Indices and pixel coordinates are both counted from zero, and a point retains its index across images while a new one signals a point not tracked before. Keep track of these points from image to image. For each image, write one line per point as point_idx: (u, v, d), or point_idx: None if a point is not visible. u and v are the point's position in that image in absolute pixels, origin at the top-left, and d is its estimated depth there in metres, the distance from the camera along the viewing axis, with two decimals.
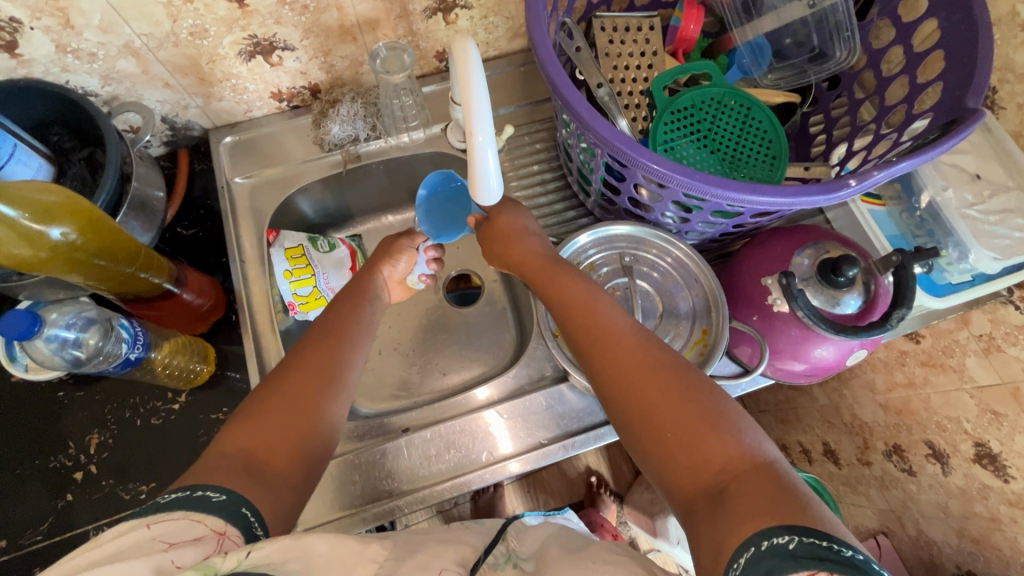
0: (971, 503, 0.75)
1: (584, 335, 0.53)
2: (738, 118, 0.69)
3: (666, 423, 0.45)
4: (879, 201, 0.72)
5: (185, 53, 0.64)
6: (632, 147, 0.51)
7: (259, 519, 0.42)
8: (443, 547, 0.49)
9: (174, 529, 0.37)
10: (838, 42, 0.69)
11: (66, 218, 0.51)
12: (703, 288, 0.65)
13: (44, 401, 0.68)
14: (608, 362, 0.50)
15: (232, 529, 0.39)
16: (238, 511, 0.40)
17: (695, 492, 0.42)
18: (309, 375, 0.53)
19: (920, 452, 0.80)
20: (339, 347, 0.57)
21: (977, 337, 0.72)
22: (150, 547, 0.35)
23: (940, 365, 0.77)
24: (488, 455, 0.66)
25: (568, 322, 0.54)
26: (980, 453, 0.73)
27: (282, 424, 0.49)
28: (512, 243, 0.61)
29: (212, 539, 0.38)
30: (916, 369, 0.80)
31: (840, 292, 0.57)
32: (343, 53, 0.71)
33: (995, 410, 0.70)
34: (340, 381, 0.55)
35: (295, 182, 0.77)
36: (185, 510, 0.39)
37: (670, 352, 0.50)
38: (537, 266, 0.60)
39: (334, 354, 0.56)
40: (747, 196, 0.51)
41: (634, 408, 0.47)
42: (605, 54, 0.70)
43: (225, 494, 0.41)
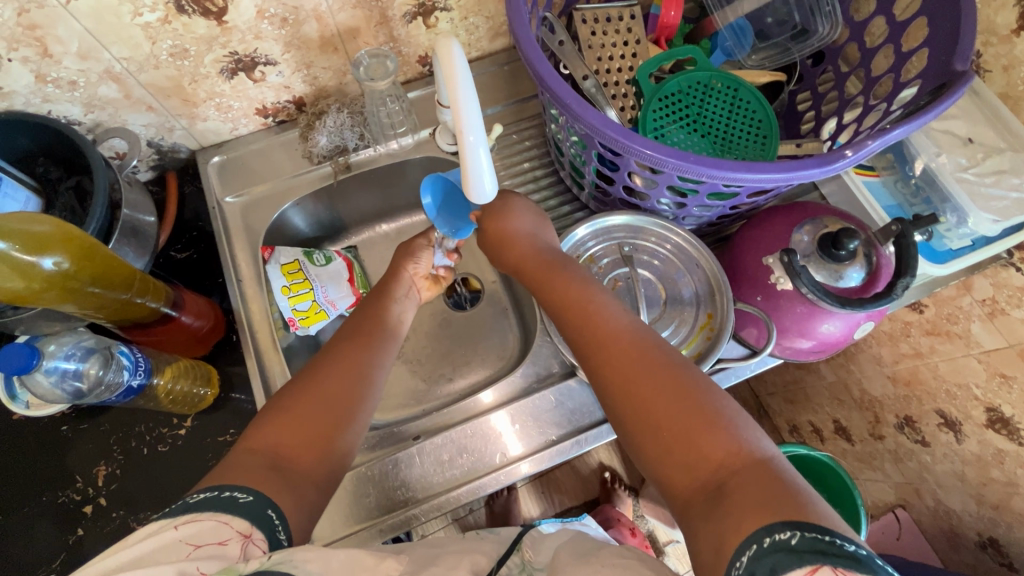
0: (987, 469, 0.75)
1: (580, 335, 0.53)
2: (726, 100, 0.69)
3: (662, 419, 0.44)
4: (873, 172, 0.71)
5: (167, 75, 0.63)
6: (624, 135, 0.51)
7: (284, 523, 0.41)
8: (460, 559, 0.48)
9: (200, 531, 0.37)
10: (819, 17, 0.70)
11: (60, 248, 0.50)
12: (705, 272, 0.63)
13: (48, 436, 0.67)
14: (604, 361, 0.50)
15: (258, 533, 0.38)
16: (263, 514, 0.40)
17: (692, 490, 0.41)
18: (330, 403, 0.51)
19: (932, 422, 0.81)
20: (358, 369, 0.55)
21: (980, 302, 0.71)
22: (176, 550, 0.35)
23: (945, 333, 0.77)
24: (501, 456, 0.65)
25: (565, 320, 0.55)
26: (992, 417, 0.73)
27: (304, 424, 0.48)
28: (512, 242, 0.61)
29: (238, 543, 0.37)
30: (922, 338, 0.80)
31: (843, 266, 0.57)
32: (326, 64, 0.70)
33: (1003, 373, 0.70)
34: (359, 407, 0.52)
35: (286, 198, 0.76)
36: (212, 510, 0.38)
37: (668, 349, 0.49)
38: (531, 267, 0.60)
39: (354, 377, 0.54)
40: (742, 175, 0.51)
41: (630, 404, 0.46)
42: (589, 46, 0.70)
43: (252, 495, 0.40)
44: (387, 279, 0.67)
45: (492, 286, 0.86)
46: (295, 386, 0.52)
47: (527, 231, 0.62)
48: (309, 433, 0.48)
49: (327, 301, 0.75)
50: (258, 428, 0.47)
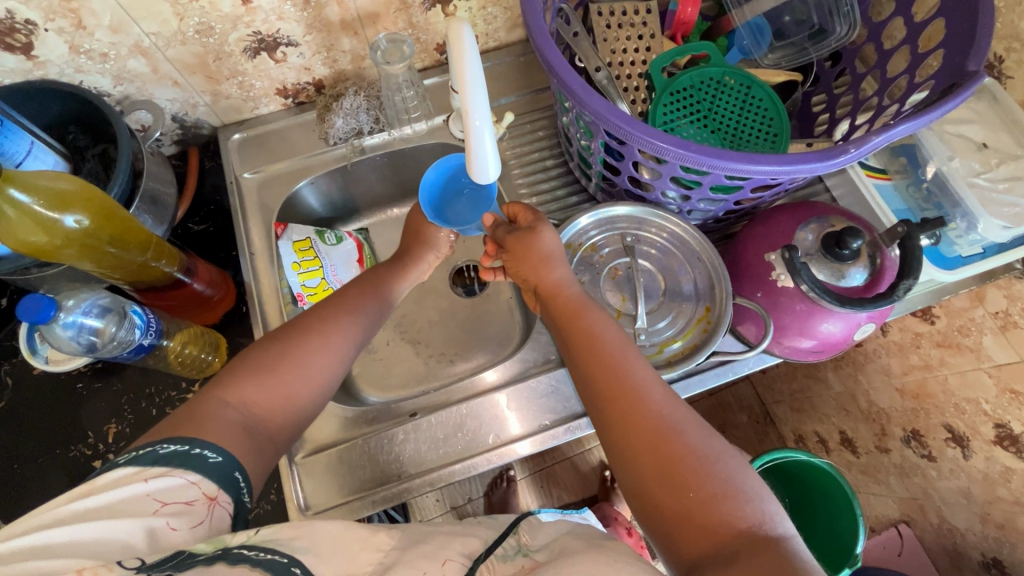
0: (993, 487, 0.75)
1: (593, 369, 0.51)
2: (738, 97, 0.69)
3: (686, 481, 0.43)
4: (885, 175, 0.69)
5: (193, 51, 0.66)
6: (627, 122, 0.52)
7: (248, 485, 0.44)
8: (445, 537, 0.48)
9: (169, 488, 0.39)
10: (838, 18, 0.70)
11: (80, 207, 0.53)
12: (705, 266, 0.62)
13: (65, 392, 0.70)
14: (617, 399, 0.48)
15: (222, 495, 0.41)
16: (230, 476, 0.42)
17: (703, 551, 0.41)
18: (304, 375, 0.52)
19: (939, 437, 0.81)
20: (336, 338, 0.55)
21: (993, 315, 0.72)
22: (144, 503, 0.38)
23: (955, 346, 0.77)
24: (495, 437, 0.66)
25: (584, 366, 0.52)
26: (1001, 434, 0.73)
27: (273, 386, 0.50)
28: (550, 270, 0.58)
29: (203, 505, 0.40)
30: (932, 350, 0.80)
31: (845, 266, 0.57)
32: (346, 47, 0.72)
33: (1013, 389, 0.70)
34: (329, 376, 0.54)
35: (301, 177, 0.78)
36: (182, 466, 0.40)
37: (691, 410, 0.48)
38: (549, 299, 0.57)
39: (333, 350, 0.54)
40: (744, 166, 0.51)
41: (651, 461, 0.44)
42: (604, 39, 0.70)
43: (221, 456, 0.43)
44: (391, 263, 0.67)
45: None
46: (268, 344, 0.53)
47: (561, 258, 0.59)
48: (277, 398, 0.50)
49: (333, 276, 0.77)
50: (234, 381, 0.49)
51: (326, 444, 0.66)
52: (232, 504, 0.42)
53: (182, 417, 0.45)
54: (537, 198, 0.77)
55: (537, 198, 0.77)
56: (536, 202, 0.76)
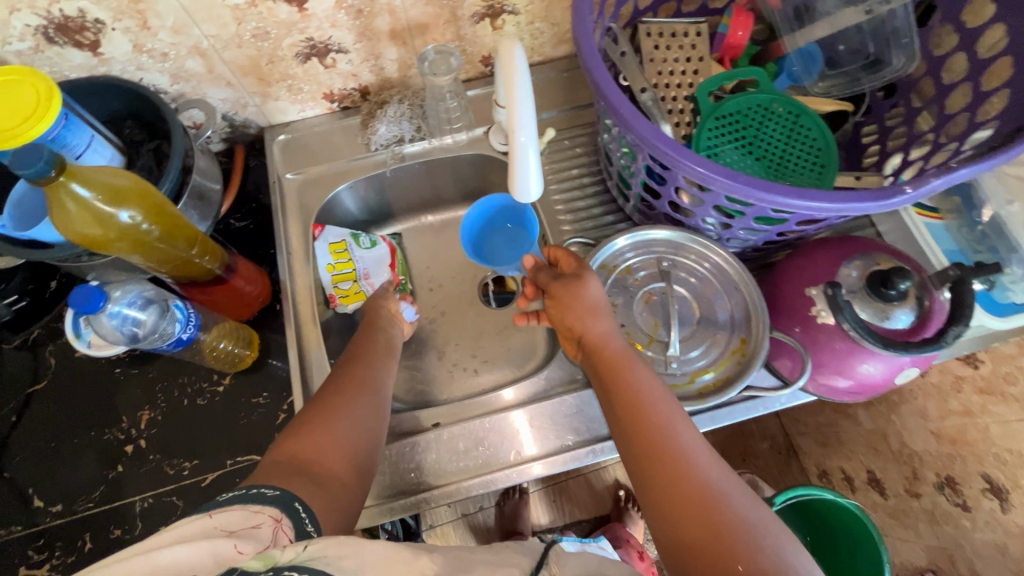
0: None
1: (636, 431, 0.50)
2: (785, 125, 0.68)
3: (738, 558, 0.41)
4: (936, 214, 0.66)
5: (248, 54, 0.67)
6: (675, 149, 0.51)
7: (312, 517, 0.44)
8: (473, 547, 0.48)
9: (234, 520, 0.40)
10: (895, 49, 0.68)
11: (133, 202, 0.54)
12: (744, 297, 0.60)
13: (103, 376, 0.72)
14: (663, 466, 0.47)
15: (287, 521, 0.42)
16: (291, 504, 0.43)
17: None
18: (347, 434, 0.53)
19: (976, 486, 0.85)
20: (365, 383, 0.59)
21: None
22: (212, 534, 0.39)
23: (999, 394, 0.85)
24: (515, 455, 0.66)
25: (626, 425, 0.51)
26: None
27: (321, 437, 0.52)
28: (597, 320, 0.57)
29: (270, 528, 0.40)
30: (973, 397, 0.86)
31: (891, 306, 0.55)
32: (393, 56, 0.73)
33: None
34: (370, 421, 0.56)
35: (341, 180, 0.80)
36: (243, 503, 0.41)
37: (740, 483, 0.46)
38: (593, 350, 0.56)
39: (365, 395, 0.57)
40: (794, 201, 0.50)
41: (699, 532, 0.43)
42: (650, 60, 0.71)
43: (277, 491, 0.44)
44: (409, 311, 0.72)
45: None
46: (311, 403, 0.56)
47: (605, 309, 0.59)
48: (328, 447, 0.51)
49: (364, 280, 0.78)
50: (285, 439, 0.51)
51: None
52: (296, 538, 0.42)
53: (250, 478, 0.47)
54: (572, 215, 0.76)
55: (573, 215, 0.76)
56: (571, 218, 0.76)
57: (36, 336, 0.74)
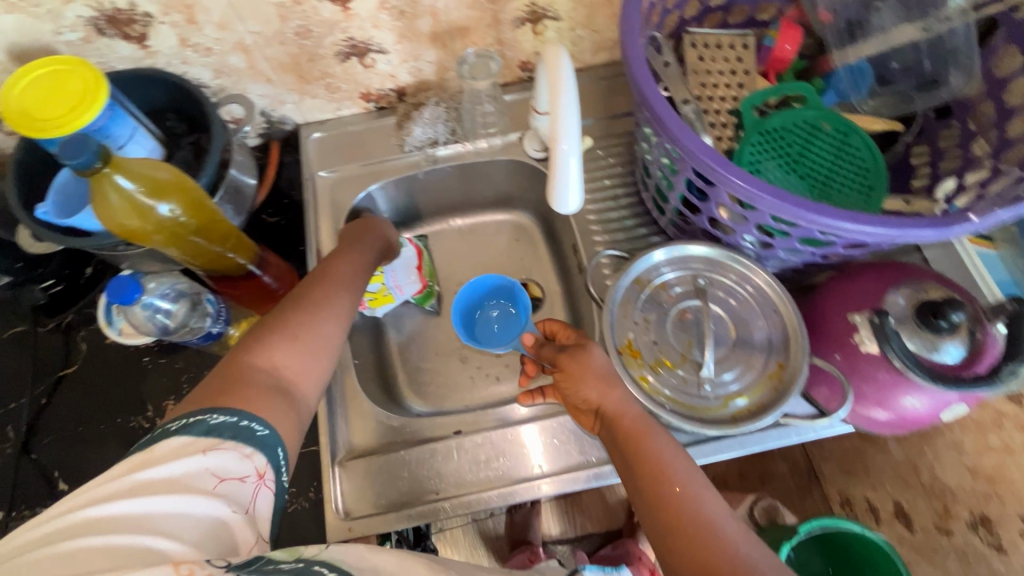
0: None
1: (662, 513, 0.46)
2: (833, 143, 0.66)
3: None
4: (989, 242, 0.64)
5: (289, 52, 0.68)
6: (722, 165, 0.50)
7: (289, 464, 0.46)
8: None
9: (226, 463, 0.41)
10: (953, 69, 0.65)
11: (174, 196, 0.55)
12: (783, 320, 0.58)
13: (132, 364, 0.73)
14: (696, 555, 0.44)
15: (270, 473, 0.44)
16: (274, 449, 0.45)
17: None
18: (318, 342, 0.54)
19: (1016, 528, 0.78)
20: (339, 303, 0.58)
21: None
22: (203, 478, 0.40)
23: None
24: (536, 468, 0.65)
25: (647, 497, 0.48)
26: None
27: (294, 365, 0.51)
28: (612, 392, 0.53)
29: (254, 481, 0.42)
30: (1016, 435, 0.83)
31: (940, 339, 0.52)
32: (432, 58, 0.73)
33: None
34: (338, 342, 0.56)
35: (373, 179, 0.79)
36: (234, 439, 0.43)
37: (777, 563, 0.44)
38: (609, 418, 0.53)
39: (338, 316, 0.57)
40: (845, 225, 0.48)
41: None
42: (694, 70, 0.69)
43: (266, 429, 0.45)
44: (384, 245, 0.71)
45: (554, 297, 0.86)
46: (282, 317, 0.55)
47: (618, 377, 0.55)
48: (303, 369, 0.52)
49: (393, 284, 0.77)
50: (260, 353, 0.51)
51: (369, 451, 0.66)
52: (277, 484, 0.44)
53: (222, 384, 0.47)
54: (604, 226, 0.75)
55: (605, 226, 0.75)
56: (603, 230, 0.75)
57: (69, 321, 0.75)
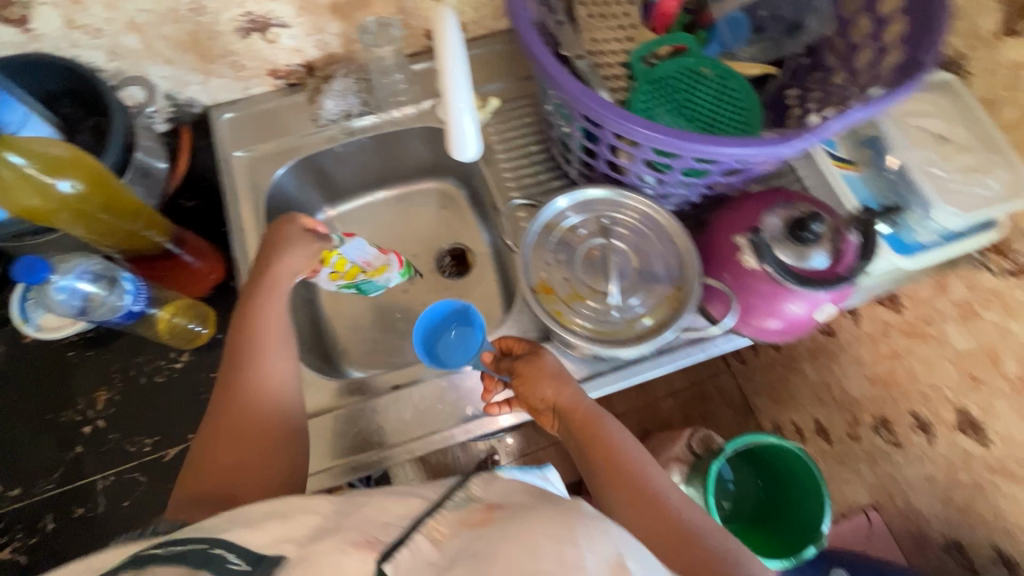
0: (956, 472, 0.85)
1: (614, 488, 0.56)
2: (714, 87, 0.72)
3: None
4: (851, 165, 0.71)
5: (186, 29, 0.67)
6: (600, 104, 0.55)
7: (204, 547, 0.39)
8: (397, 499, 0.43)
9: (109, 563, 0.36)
10: (810, 13, 0.73)
11: (71, 171, 0.55)
12: (677, 248, 0.64)
13: (56, 359, 0.71)
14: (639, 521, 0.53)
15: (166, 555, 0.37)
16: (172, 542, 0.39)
17: None
18: (244, 403, 0.56)
19: (906, 424, 0.90)
20: (260, 354, 0.59)
21: (956, 303, 0.82)
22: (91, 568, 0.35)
23: (921, 334, 0.87)
24: (473, 409, 0.69)
25: (601, 476, 0.57)
26: (964, 420, 0.83)
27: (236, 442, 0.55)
28: (565, 387, 0.61)
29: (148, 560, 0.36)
30: (900, 340, 0.90)
31: (807, 249, 0.59)
32: (335, 30, 0.74)
33: (975, 375, 0.80)
34: (274, 391, 0.58)
35: (292, 156, 0.80)
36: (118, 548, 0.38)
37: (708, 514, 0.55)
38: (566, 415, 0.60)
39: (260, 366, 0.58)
40: (708, 147, 0.54)
41: (679, 561, 0.51)
42: (586, 27, 0.74)
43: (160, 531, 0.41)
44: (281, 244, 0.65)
45: (484, 257, 0.89)
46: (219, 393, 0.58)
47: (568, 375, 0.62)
48: (248, 433, 0.55)
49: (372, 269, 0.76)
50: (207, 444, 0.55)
51: (315, 414, 0.69)
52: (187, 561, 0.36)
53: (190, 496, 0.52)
54: (519, 181, 0.79)
55: (520, 181, 0.79)
56: (519, 185, 0.79)
57: None
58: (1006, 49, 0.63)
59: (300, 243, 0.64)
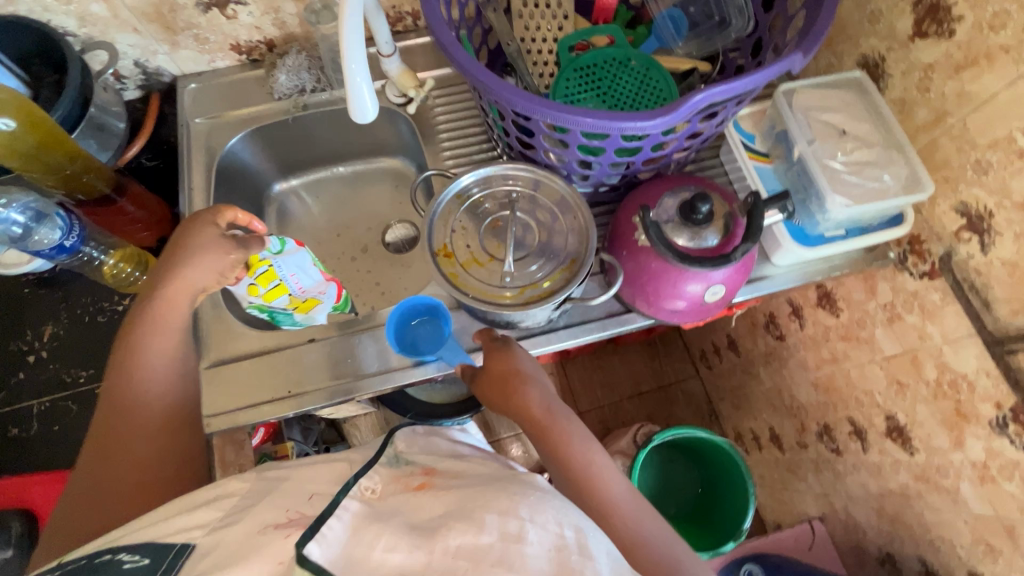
0: (886, 483, 0.85)
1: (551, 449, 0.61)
2: (638, 77, 0.75)
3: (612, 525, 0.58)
4: (766, 158, 0.73)
5: (149, 2, 0.74)
6: (484, 75, 0.59)
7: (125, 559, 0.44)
8: (320, 471, 0.52)
9: None
10: (735, 10, 0.76)
11: (9, 112, 0.63)
12: (578, 224, 0.67)
13: (13, 292, 0.80)
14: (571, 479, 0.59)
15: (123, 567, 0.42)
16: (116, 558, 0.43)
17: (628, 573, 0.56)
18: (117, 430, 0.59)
19: (844, 430, 0.91)
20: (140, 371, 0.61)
21: (883, 306, 0.78)
22: None
23: (855, 338, 0.84)
24: (381, 365, 0.72)
25: (564, 480, 0.60)
26: (891, 427, 0.82)
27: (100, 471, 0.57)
28: (513, 379, 0.62)
29: None
30: (838, 343, 0.88)
31: (701, 229, 0.62)
32: (291, 11, 0.81)
33: (900, 380, 0.78)
34: (149, 404, 0.61)
35: (249, 125, 0.86)
36: None
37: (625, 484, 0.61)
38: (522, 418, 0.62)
39: (140, 380, 0.61)
40: (583, 120, 0.57)
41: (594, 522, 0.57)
42: (518, 15, 0.78)
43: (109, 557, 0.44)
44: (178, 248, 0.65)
45: None
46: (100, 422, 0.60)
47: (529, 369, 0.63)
48: (119, 456, 0.58)
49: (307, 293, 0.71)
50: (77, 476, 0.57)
51: (233, 359, 0.72)
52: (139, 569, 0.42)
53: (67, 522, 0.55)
54: (456, 159, 0.84)
55: (456, 159, 0.84)
56: (454, 162, 0.83)
57: None
58: (919, 52, 0.65)
59: (209, 255, 0.64)
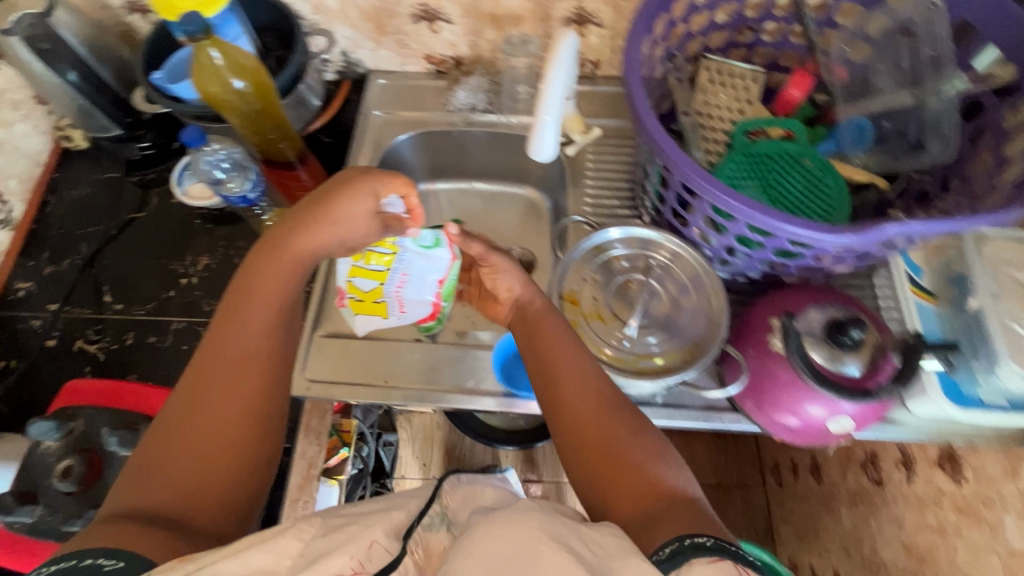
0: None
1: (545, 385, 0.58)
2: (807, 178, 0.73)
3: (623, 459, 0.52)
4: (931, 298, 0.67)
5: (374, 5, 0.83)
6: (667, 143, 0.60)
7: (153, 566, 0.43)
8: (379, 516, 0.50)
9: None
10: (935, 137, 0.71)
11: (247, 76, 0.69)
12: (710, 309, 0.65)
13: (185, 220, 0.88)
14: (568, 416, 0.56)
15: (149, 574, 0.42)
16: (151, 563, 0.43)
17: (632, 514, 0.49)
18: (201, 408, 0.54)
19: None
20: (230, 337, 0.57)
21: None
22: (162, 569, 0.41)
23: None
24: (474, 383, 0.74)
25: (570, 440, 0.55)
26: None
27: (184, 445, 0.52)
28: (548, 322, 0.61)
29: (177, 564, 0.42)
30: (950, 515, 0.73)
31: (842, 354, 0.58)
32: (488, 37, 0.87)
33: None
34: (245, 388, 0.56)
35: (418, 127, 0.93)
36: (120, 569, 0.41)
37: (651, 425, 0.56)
38: (552, 398, 0.57)
39: (236, 341, 0.57)
40: (755, 213, 0.57)
41: (604, 462, 0.53)
42: (701, 90, 0.79)
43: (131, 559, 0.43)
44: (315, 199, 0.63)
45: (544, 268, 0.94)
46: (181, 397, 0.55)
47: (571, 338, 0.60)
48: (199, 430, 0.53)
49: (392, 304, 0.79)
50: (150, 455, 0.51)
51: (346, 335, 0.78)
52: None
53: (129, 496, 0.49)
54: (595, 207, 0.85)
55: (595, 207, 0.85)
56: (593, 210, 0.85)
57: (150, 178, 0.92)
58: None
59: (350, 223, 0.62)
